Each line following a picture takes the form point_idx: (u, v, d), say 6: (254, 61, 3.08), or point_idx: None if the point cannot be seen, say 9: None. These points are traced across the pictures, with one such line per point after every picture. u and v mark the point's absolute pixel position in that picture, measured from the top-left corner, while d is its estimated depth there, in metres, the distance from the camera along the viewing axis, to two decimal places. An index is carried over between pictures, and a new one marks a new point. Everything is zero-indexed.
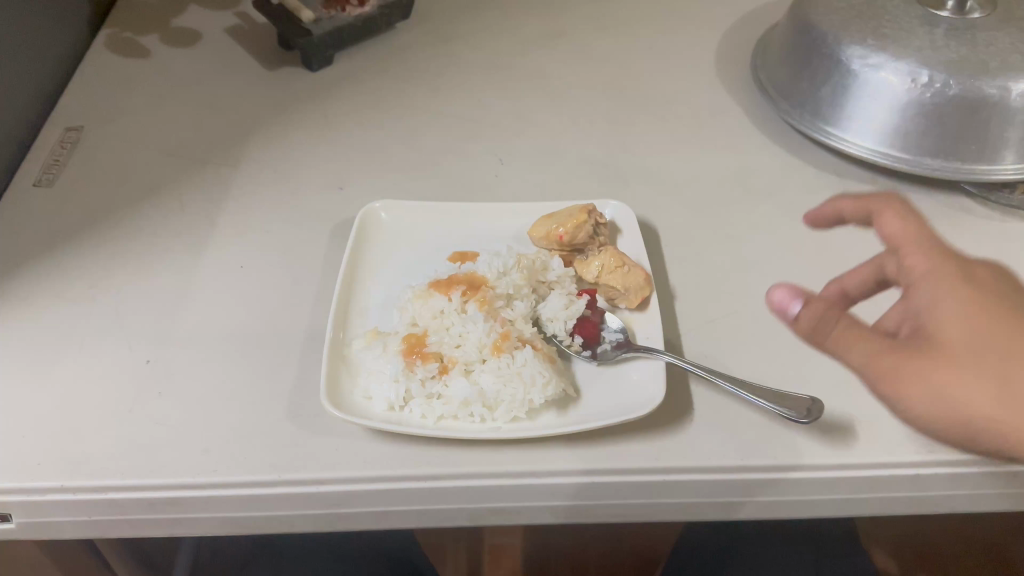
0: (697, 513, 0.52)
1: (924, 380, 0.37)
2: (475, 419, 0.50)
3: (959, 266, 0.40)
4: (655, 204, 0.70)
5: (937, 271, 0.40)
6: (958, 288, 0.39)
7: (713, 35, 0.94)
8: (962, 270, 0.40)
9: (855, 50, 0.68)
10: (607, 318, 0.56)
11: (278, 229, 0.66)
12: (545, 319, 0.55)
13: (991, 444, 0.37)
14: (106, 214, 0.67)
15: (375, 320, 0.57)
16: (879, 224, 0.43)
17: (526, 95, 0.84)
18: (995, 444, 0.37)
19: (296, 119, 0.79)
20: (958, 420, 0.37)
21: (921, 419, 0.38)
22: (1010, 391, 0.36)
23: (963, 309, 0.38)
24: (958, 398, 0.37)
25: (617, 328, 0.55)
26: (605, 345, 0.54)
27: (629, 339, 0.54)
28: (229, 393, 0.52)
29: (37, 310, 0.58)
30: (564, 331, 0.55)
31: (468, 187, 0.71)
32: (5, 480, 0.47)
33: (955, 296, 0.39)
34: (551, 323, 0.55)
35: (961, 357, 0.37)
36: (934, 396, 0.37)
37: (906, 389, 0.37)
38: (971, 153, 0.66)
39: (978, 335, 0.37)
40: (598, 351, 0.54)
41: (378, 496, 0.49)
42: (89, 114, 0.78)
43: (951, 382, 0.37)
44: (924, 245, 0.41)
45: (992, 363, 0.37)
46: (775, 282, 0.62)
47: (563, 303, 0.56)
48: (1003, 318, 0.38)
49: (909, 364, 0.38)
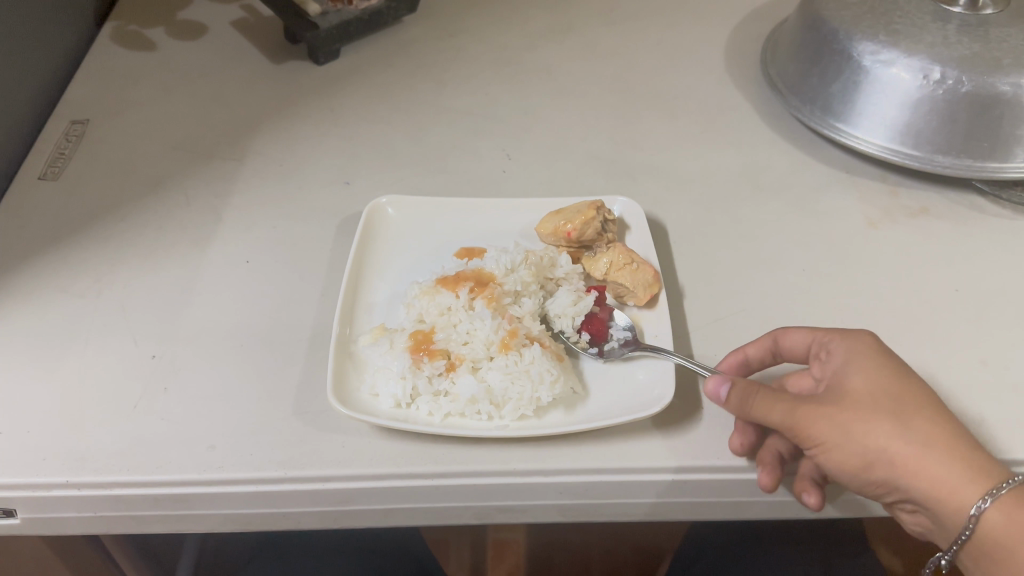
0: (704, 512, 0.51)
1: (834, 424, 0.41)
2: (483, 417, 0.49)
3: (866, 341, 0.46)
4: (663, 200, 0.69)
5: (844, 348, 0.46)
6: (863, 356, 0.44)
7: (721, 31, 0.93)
8: (868, 343, 0.45)
9: (866, 45, 0.67)
10: (614, 316, 0.56)
11: (284, 224, 0.66)
12: (553, 316, 0.55)
13: (893, 485, 0.41)
14: (112, 209, 0.66)
15: (381, 316, 0.56)
16: (789, 334, 0.49)
17: (534, 90, 0.83)
18: (894, 484, 0.41)
19: (302, 114, 0.78)
20: (863, 462, 0.41)
21: (833, 462, 0.42)
22: (908, 431, 0.40)
23: (865, 368, 0.43)
24: (861, 442, 0.41)
25: (625, 325, 0.55)
26: (612, 342, 0.54)
27: (636, 337, 0.54)
28: (235, 389, 0.52)
29: (42, 305, 0.58)
30: (572, 327, 0.54)
31: (474, 183, 0.71)
32: (11, 475, 0.46)
33: (854, 361, 0.44)
34: (559, 319, 0.55)
35: (861, 406, 0.41)
36: (840, 441, 0.41)
37: (818, 432, 0.42)
38: (982, 151, 0.65)
39: (877, 383, 0.42)
40: (605, 348, 0.53)
41: (385, 493, 0.48)
42: (94, 107, 0.78)
43: (856, 424, 0.41)
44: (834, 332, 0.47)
45: (890, 410, 0.41)
46: (784, 280, 0.61)
47: (572, 299, 0.55)
48: (898, 374, 0.43)
49: (820, 411, 0.42)
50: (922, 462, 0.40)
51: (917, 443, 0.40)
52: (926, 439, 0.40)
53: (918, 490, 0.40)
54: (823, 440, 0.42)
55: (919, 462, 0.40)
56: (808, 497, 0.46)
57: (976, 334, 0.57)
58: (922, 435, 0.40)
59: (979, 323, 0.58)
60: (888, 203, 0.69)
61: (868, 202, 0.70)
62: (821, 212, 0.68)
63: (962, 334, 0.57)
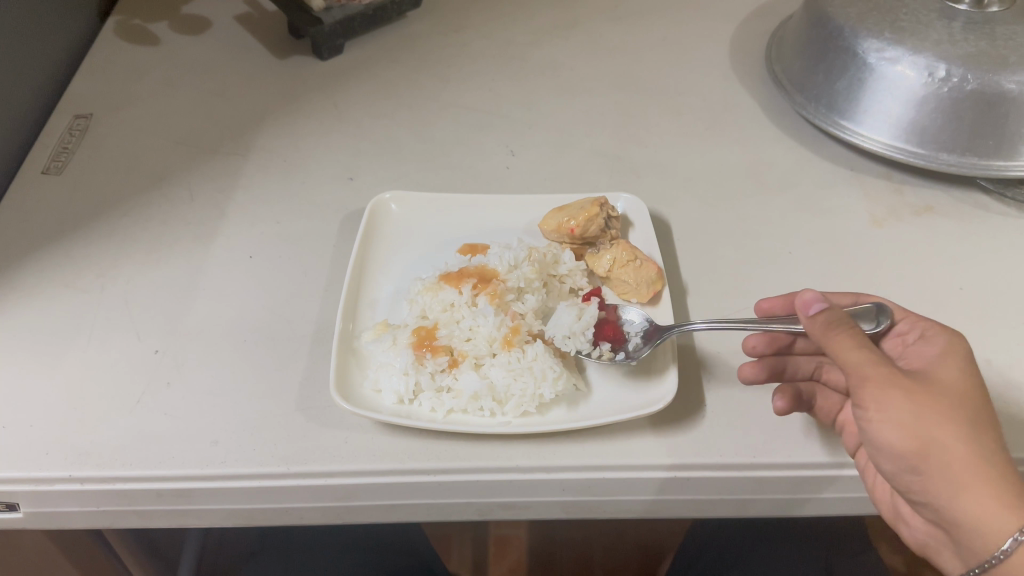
0: (707, 510, 0.51)
1: (906, 397, 0.41)
2: (485, 413, 0.49)
3: (965, 346, 0.45)
4: (667, 197, 0.69)
5: (938, 342, 0.46)
6: (953, 359, 0.44)
7: (726, 27, 0.93)
8: (965, 349, 0.45)
9: (871, 43, 0.66)
10: (624, 313, 0.55)
11: (287, 220, 0.65)
12: (563, 337, 0.51)
13: (933, 484, 0.40)
14: (115, 204, 0.66)
15: (384, 312, 0.56)
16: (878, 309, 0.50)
17: (538, 86, 0.83)
18: (937, 482, 0.40)
19: (306, 110, 0.78)
20: (918, 447, 0.40)
21: (885, 435, 0.41)
22: (976, 439, 0.39)
23: (952, 372, 0.43)
24: (927, 426, 0.40)
25: (640, 320, 0.54)
26: (633, 341, 0.53)
27: (655, 326, 0.53)
28: (238, 385, 0.52)
29: (44, 299, 0.58)
30: (587, 340, 0.52)
31: (479, 179, 0.71)
32: (14, 470, 0.47)
33: (944, 361, 0.44)
34: (570, 339, 0.51)
35: (936, 396, 0.41)
36: (907, 414, 0.40)
37: (887, 398, 0.41)
38: (987, 149, 0.65)
39: (959, 387, 0.42)
40: (630, 349, 0.52)
41: (388, 489, 0.48)
42: (98, 101, 0.77)
43: (928, 406, 0.40)
44: (932, 327, 0.47)
45: (962, 413, 0.40)
46: (789, 278, 0.61)
47: (574, 315, 0.52)
48: (983, 388, 0.42)
49: (898, 380, 0.41)
50: (977, 472, 0.39)
51: (979, 453, 0.39)
52: (989, 454, 0.39)
53: (958, 498, 0.39)
54: (889, 408, 0.41)
55: (974, 470, 0.39)
56: (779, 397, 0.48)
57: (981, 333, 0.57)
58: (987, 448, 0.39)
59: (983, 321, 0.58)
60: (893, 201, 0.69)
61: (874, 200, 0.69)
62: (826, 210, 0.68)
63: (966, 333, 0.57)
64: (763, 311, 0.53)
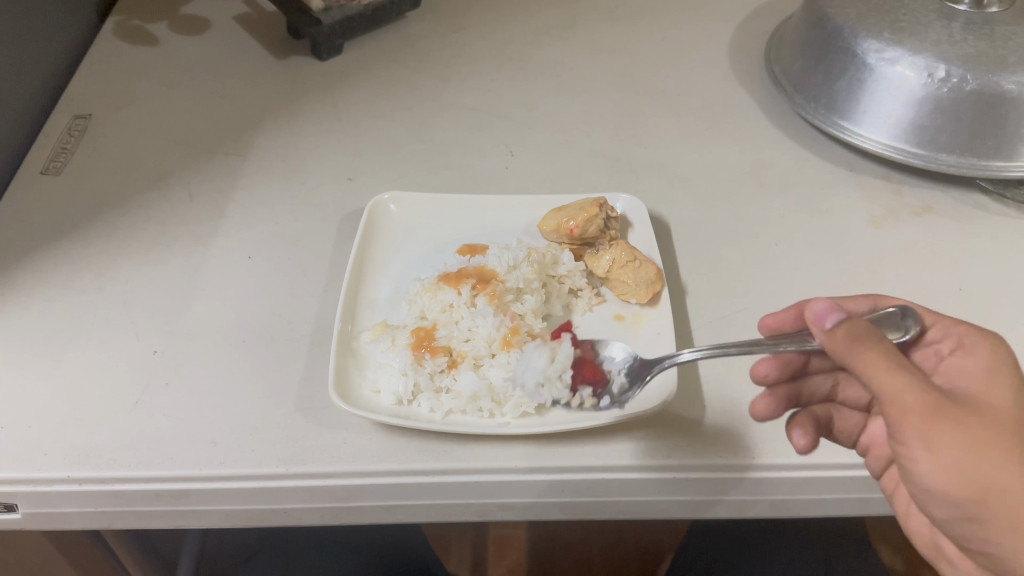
0: (706, 510, 0.51)
1: (962, 435, 0.36)
2: (484, 414, 0.49)
3: (1010, 359, 0.41)
4: (666, 198, 0.69)
5: (983, 356, 0.41)
6: (1002, 377, 0.39)
7: (726, 28, 0.93)
8: (1011, 364, 0.40)
9: (871, 43, 0.66)
10: (606, 350, 0.53)
11: (286, 220, 0.65)
12: (537, 385, 0.49)
13: (992, 525, 0.36)
14: (115, 204, 0.66)
15: (383, 313, 0.56)
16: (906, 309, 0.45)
17: (538, 86, 0.83)
18: (997, 524, 0.36)
19: (305, 110, 0.78)
20: (976, 489, 0.36)
21: (937, 476, 0.37)
22: None
23: (1004, 395, 0.38)
24: (977, 464, 0.35)
25: (623, 358, 0.51)
26: (617, 382, 0.50)
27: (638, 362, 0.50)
28: (237, 385, 0.52)
29: (42, 300, 0.58)
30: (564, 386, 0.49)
31: (478, 180, 0.71)
32: (12, 470, 0.46)
33: (992, 381, 0.39)
34: (545, 387, 0.49)
35: (993, 431, 0.36)
36: (961, 453, 0.36)
37: (941, 436, 0.36)
38: (987, 149, 0.65)
39: (1016, 415, 0.37)
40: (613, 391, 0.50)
41: (386, 490, 0.48)
42: (98, 102, 0.77)
43: (987, 444, 0.36)
44: (972, 335, 0.42)
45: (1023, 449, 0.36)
46: (789, 278, 0.61)
47: (546, 359, 0.49)
48: None
49: (950, 414, 0.36)
50: None
51: None
52: None
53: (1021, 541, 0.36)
54: (931, 443, 0.36)
55: None
56: (801, 436, 0.46)
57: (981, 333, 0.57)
58: None
59: (982, 321, 0.58)
60: (893, 201, 0.69)
61: (874, 200, 0.69)
62: (825, 210, 0.68)
63: None
64: (767, 331, 0.49)
